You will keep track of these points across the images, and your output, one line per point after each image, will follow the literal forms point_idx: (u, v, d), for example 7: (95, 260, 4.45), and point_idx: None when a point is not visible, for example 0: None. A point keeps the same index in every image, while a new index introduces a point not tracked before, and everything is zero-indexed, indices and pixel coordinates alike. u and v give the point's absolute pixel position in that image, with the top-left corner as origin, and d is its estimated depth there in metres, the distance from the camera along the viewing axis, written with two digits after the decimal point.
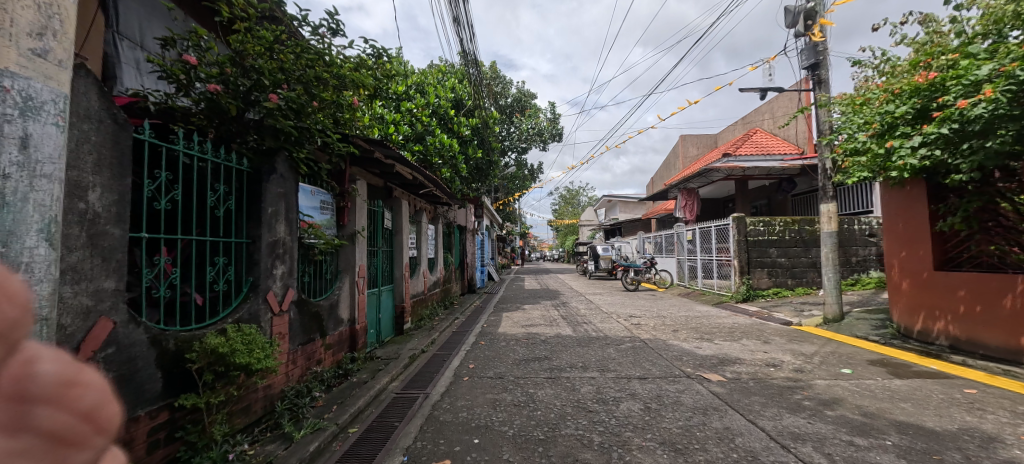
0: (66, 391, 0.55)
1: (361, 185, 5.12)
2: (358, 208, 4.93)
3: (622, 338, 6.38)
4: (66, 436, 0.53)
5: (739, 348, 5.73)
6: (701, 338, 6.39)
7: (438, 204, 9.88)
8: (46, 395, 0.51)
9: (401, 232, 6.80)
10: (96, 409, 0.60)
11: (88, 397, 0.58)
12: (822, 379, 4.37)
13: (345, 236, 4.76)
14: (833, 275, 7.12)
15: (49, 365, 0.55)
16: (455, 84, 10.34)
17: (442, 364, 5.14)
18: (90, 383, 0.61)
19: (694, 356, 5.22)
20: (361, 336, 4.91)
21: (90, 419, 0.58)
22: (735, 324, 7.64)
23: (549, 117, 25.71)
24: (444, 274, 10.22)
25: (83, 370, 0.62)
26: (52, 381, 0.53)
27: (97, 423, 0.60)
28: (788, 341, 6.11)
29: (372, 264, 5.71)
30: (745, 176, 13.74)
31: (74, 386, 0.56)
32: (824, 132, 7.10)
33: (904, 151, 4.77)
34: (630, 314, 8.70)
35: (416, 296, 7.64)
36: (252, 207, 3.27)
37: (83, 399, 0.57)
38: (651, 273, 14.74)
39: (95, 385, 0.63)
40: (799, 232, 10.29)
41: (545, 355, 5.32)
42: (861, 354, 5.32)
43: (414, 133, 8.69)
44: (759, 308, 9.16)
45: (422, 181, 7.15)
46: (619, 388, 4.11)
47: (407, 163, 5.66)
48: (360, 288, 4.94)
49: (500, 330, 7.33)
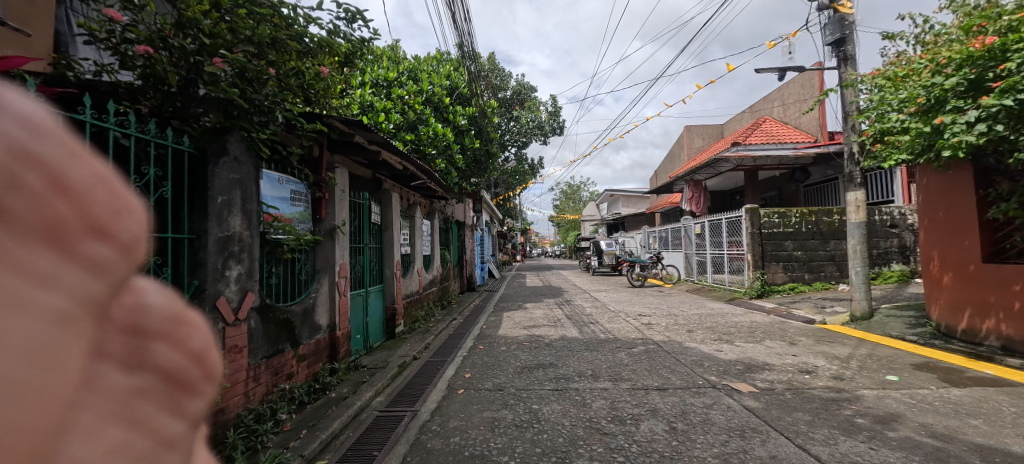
0: (177, 330, 0.49)
1: (343, 175, 4.57)
2: (338, 200, 4.38)
3: (634, 340, 5.82)
4: (180, 379, 0.48)
5: (764, 351, 5.18)
6: (720, 339, 5.83)
7: (434, 198, 9.32)
8: (160, 332, 0.45)
9: (391, 228, 6.25)
10: (206, 353, 0.54)
11: (198, 338, 0.52)
12: (868, 389, 3.81)
13: (323, 232, 4.21)
14: (861, 269, 6.56)
15: (160, 297, 0.49)
16: (450, 71, 9.75)
17: (435, 374, 4.60)
18: (200, 321, 0.55)
19: (717, 362, 4.67)
20: (344, 344, 4.38)
21: (201, 361, 0.52)
22: (753, 322, 7.08)
23: (549, 110, 25.04)
24: (441, 273, 9.67)
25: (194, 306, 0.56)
26: (164, 318, 0.47)
27: (209, 365, 0.54)
28: (816, 342, 5.56)
29: (357, 263, 5.17)
30: (756, 167, 13.13)
31: (185, 323, 0.51)
32: (851, 113, 6.52)
33: (958, 127, 4.20)
34: (639, 313, 8.15)
35: (410, 296, 7.11)
36: (197, 196, 2.72)
37: (193, 341, 0.51)
38: (657, 269, 14.18)
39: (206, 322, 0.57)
40: (817, 224, 9.70)
41: (550, 362, 4.77)
42: (902, 358, 4.77)
43: (405, 121, 8.10)
44: (776, 305, 8.60)
45: (414, 172, 6.59)
46: (636, 402, 3.56)
47: (395, 149, 5.10)
48: (343, 290, 4.40)
49: (500, 332, 6.78)
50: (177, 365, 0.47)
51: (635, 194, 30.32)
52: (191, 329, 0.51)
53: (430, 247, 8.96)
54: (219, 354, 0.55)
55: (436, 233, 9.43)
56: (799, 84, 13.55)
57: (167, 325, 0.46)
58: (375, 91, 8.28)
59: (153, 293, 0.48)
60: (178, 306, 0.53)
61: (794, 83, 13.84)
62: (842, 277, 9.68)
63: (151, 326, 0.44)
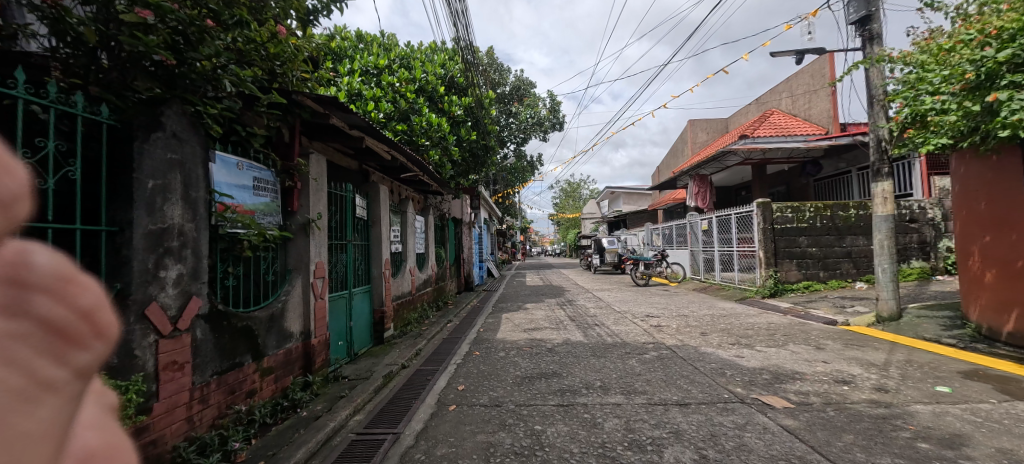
0: (67, 284, 0.45)
1: (321, 163, 4.08)
2: (314, 190, 3.89)
3: (644, 345, 5.32)
4: (66, 333, 0.43)
5: (790, 357, 4.68)
6: (738, 343, 5.34)
7: (429, 193, 8.82)
8: (41, 283, 0.42)
9: (379, 223, 5.74)
10: (100, 313, 0.49)
11: (88, 297, 0.47)
12: (920, 404, 3.32)
13: (296, 227, 3.71)
14: (889, 266, 6.06)
15: (43, 253, 0.45)
16: (445, 59, 9.25)
17: (425, 385, 4.10)
18: (90, 284, 0.50)
19: (740, 371, 4.17)
20: (322, 353, 3.88)
21: (94, 319, 0.47)
22: (770, 324, 6.60)
23: (549, 106, 24.51)
24: (436, 273, 9.15)
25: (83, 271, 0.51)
26: (50, 269, 0.44)
27: (101, 329, 0.49)
28: (845, 346, 5.08)
29: (339, 261, 4.68)
30: (765, 160, 12.62)
31: (74, 282, 0.46)
32: (877, 97, 6.03)
33: (1015, 104, 3.74)
34: (647, 314, 7.65)
35: (402, 297, 6.61)
36: (120, 179, 2.21)
37: (82, 299, 0.46)
38: (662, 267, 13.70)
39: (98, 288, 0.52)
40: (832, 219, 9.21)
41: (553, 371, 4.27)
42: (947, 365, 4.27)
43: (397, 111, 7.59)
44: (792, 304, 8.11)
45: (404, 164, 6.09)
46: (655, 421, 3.07)
47: (381, 135, 4.60)
48: (321, 292, 3.91)
49: (499, 336, 6.28)
50: (63, 318, 0.43)
51: (637, 191, 29.83)
52: (87, 286, 0.48)
53: (424, 245, 8.45)
54: (114, 314, 0.50)
55: (431, 230, 8.93)
56: (809, 75, 13.02)
57: (51, 275, 0.43)
58: (364, 79, 7.76)
59: (37, 249, 0.45)
60: (67, 266, 0.48)
61: (803, 74, 13.31)
62: (858, 275, 9.19)
63: (29, 277, 0.41)
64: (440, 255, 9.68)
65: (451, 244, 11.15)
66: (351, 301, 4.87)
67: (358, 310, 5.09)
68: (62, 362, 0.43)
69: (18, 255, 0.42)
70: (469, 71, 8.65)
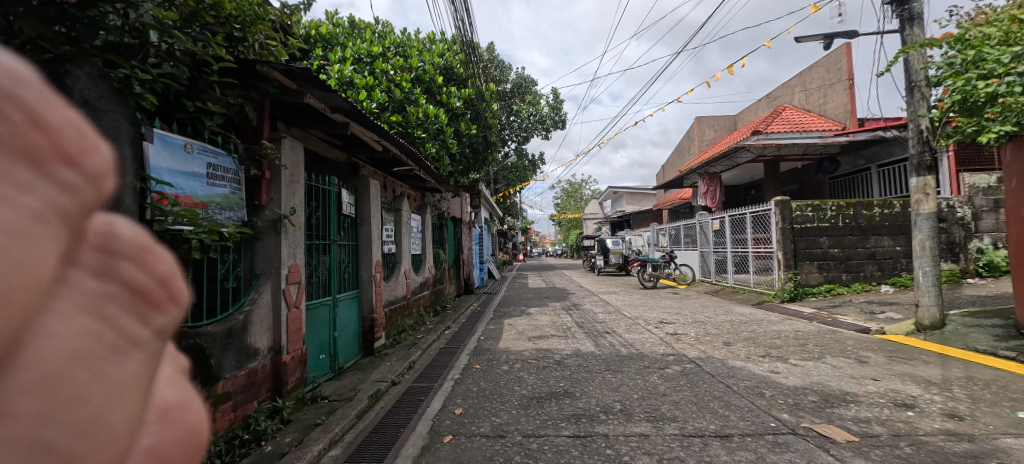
0: (146, 252, 0.47)
1: (299, 150, 3.54)
2: (288, 181, 3.33)
3: (664, 357, 4.76)
4: (148, 297, 0.45)
5: (832, 373, 4.12)
6: (769, 355, 4.77)
7: (425, 189, 8.27)
8: (125, 251, 0.44)
9: (370, 221, 5.17)
10: (175, 280, 0.51)
11: (163, 265, 0.49)
12: (1010, 437, 2.76)
13: (264, 223, 3.16)
14: (931, 269, 5.50)
15: (125, 225, 0.47)
16: (444, 48, 8.70)
17: (417, 407, 3.56)
18: (165, 257, 0.52)
19: (782, 391, 3.60)
20: (297, 371, 3.33)
21: (168, 286, 0.49)
22: (798, 332, 6.03)
23: (550, 103, 23.91)
24: (434, 274, 8.59)
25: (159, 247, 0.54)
26: (130, 238, 0.46)
27: (177, 297, 0.51)
28: (890, 359, 4.52)
29: (322, 264, 4.14)
30: (778, 157, 12.06)
31: (152, 251, 0.48)
32: (918, 82, 5.49)
33: None
34: (660, 320, 7.09)
35: (396, 302, 6.07)
36: None
37: (160, 266, 0.48)
38: (670, 269, 13.14)
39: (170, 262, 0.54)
40: (855, 218, 8.65)
41: (564, 391, 3.71)
42: (1018, 384, 3.71)
43: (391, 101, 7.03)
44: (815, 309, 7.55)
45: (398, 156, 5.55)
46: (694, 460, 2.52)
47: (368, 120, 4.04)
48: (296, 300, 3.35)
49: (501, 345, 5.73)
50: (144, 283, 0.45)
51: (639, 191, 29.28)
52: (163, 256, 0.50)
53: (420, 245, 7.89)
54: (188, 284, 0.52)
55: (429, 229, 8.38)
56: (825, 68, 12.45)
57: (133, 244, 0.45)
58: (356, 66, 7.20)
59: (120, 223, 0.47)
60: (147, 238, 0.51)
61: (818, 67, 12.74)
62: (883, 277, 8.63)
63: (116, 245, 0.43)
64: (438, 256, 9.12)
65: (450, 245, 10.57)
66: (335, 308, 4.32)
67: (344, 318, 4.54)
68: (146, 323, 0.45)
69: (104, 226, 0.44)
70: (469, 60, 8.09)
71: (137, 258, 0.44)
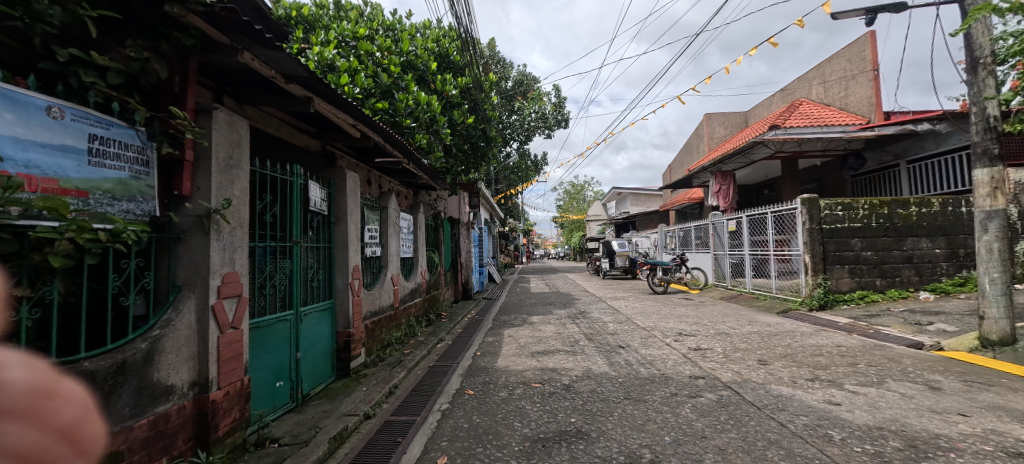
0: (43, 403, 0.68)
1: (243, 128, 2.82)
2: (223, 167, 2.60)
3: (693, 381, 3.99)
4: (41, 453, 0.65)
5: (905, 406, 3.35)
6: (817, 379, 4.01)
7: (418, 186, 7.54)
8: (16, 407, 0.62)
9: (347, 219, 4.42)
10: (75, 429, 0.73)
11: (62, 414, 0.71)
12: None
13: (188, 221, 2.43)
14: (999, 276, 4.73)
15: (21, 376, 0.65)
16: (438, 33, 7.98)
17: (391, 452, 2.82)
18: (65, 396, 0.73)
19: (854, 433, 2.84)
20: (234, 410, 2.59)
21: (66, 436, 0.70)
22: (840, 347, 5.24)
23: (553, 101, 23.18)
24: (427, 280, 7.84)
25: (59, 383, 0.74)
26: (26, 391, 0.65)
27: (72, 439, 0.73)
28: (968, 386, 3.74)
29: (280, 270, 3.41)
30: (797, 153, 11.29)
31: (51, 398, 0.69)
32: (983, 58, 4.72)
33: None
34: (678, 331, 6.32)
35: (381, 313, 5.33)
36: None
37: (61, 416, 0.70)
38: (681, 273, 12.38)
39: (70, 397, 0.75)
40: (890, 218, 7.87)
41: (577, 432, 2.96)
42: None
43: (377, 87, 6.31)
44: (851, 319, 6.77)
45: (380, 145, 4.83)
46: None
47: (337, 94, 3.32)
48: (233, 319, 2.61)
49: (500, 362, 4.97)
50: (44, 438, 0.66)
51: (644, 192, 28.45)
52: (57, 404, 0.70)
53: (412, 247, 7.14)
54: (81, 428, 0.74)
55: (422, 231, 7.63)
56: (846, 58, 11.68)
57: (27, 398, 0.64)
58: (339, 49, 6.49)
59: (16, 374, 0.65)
60: (47, 380, 0.71)
61: (839, 57, 11.97)
62: (922, 283, 7.84)
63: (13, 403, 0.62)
64: (433, 260, 8.37)
65: (447, 247, 9.84)
66: (299, 324, 3.58)
67: (312, 335, 3.80)
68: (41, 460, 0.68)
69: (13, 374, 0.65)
70: (465, 44, 7.37)
71: (31, 416, 0.64)
